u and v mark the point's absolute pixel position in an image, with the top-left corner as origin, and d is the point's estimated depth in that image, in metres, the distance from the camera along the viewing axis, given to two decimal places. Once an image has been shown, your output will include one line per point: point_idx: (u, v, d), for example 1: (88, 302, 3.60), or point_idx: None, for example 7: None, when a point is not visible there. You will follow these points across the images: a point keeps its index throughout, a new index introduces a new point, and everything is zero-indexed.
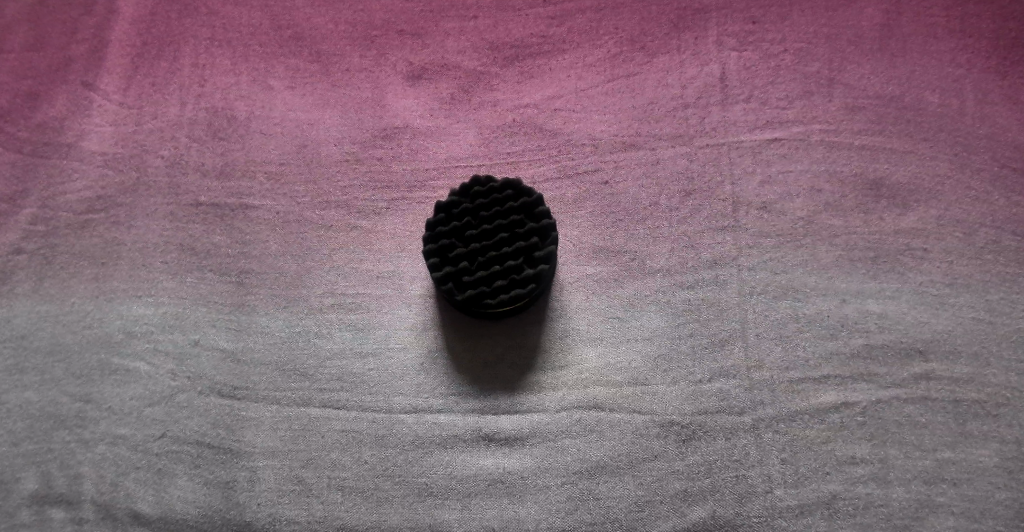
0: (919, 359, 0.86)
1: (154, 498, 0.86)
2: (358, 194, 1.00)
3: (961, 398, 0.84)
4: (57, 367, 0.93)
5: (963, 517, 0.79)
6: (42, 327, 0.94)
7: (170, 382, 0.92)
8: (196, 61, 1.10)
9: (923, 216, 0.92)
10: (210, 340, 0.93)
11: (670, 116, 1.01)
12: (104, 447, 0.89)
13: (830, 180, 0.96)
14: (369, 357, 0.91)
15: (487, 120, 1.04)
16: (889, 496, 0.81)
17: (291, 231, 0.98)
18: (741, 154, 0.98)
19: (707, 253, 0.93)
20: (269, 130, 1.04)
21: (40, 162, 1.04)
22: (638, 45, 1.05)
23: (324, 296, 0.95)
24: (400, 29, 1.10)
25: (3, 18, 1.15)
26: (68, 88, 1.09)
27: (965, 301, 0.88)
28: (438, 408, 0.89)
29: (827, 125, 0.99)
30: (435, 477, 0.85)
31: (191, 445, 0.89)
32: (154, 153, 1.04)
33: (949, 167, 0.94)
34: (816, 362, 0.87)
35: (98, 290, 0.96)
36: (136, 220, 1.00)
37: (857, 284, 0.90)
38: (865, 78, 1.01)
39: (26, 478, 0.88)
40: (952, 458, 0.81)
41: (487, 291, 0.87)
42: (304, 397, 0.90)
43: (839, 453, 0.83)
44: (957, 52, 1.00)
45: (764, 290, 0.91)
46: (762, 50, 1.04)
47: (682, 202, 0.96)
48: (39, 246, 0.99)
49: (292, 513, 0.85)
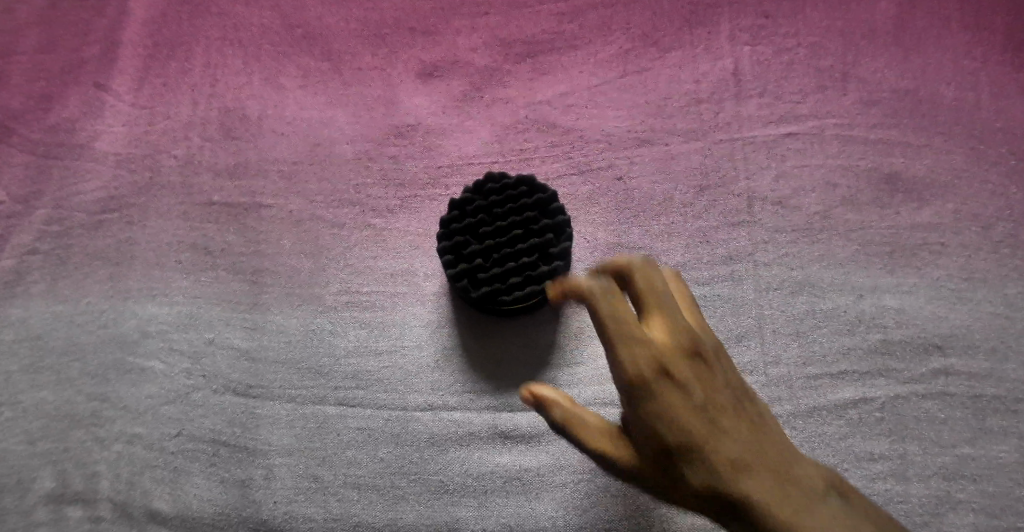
0: (938, 354, 0.86)
1: (170, 496, 0.87)
2: (372, 192, 1.00)
3: (980, 393, 0.84)
4: (73, 366, 0.93)
5: (983, 514, 0.79)
6: (58, 327, 0.95)
7: (185, 380, 0.92)
8: (208, 62, 1.10)
9: (940, 210, 0.92)
10: (225, 338, 0.93)
11: (683, 112, 1.00)
12: (120, 445, 0.89)
13: (844, 175, 0.96)
14: (385, 355, 0.91)
15: (499, 117, 1.03)
16: (908, 492, 0.80)
17: (304, 230, 0.99)
18: (755, 149, 0.97)
19: (722, 248, 0.93)
20: (282, 129, 1.04)
21: (54, 163, 1.04)
22: (651, 40, 1.05)
23: (339, 294, 0.95)
24: (411, 27, 1.10)
25: (15, 20, 1.15)
26: (82, 89, 1.09)
27: (982, 296, 0.88)
28: (453, 405, 0.89)
29: (842, 119, 0.98)
30: (451, 474, 0.85)
31: (207, 444, 0.89)
32: (167, 153, 1.04)
33: (965, 160, 0.94)
34: (834, 358, 0.87)
35: (113, 290, 0.96)
36: (150, 220, 1.00)
37: (873, 279, 0.90)
38: (879, 72, 1.00)
39: (42, 477, 0.88)
40: (971, 454, 0.81)
41: (501, 288, 0.87)
42: (320, 395, 0.90)
43: (858, 449, 0.82)
44: (971, 45, 1.00)
45: (780, 285, 0.90)
46: (774, 45, 1.03)
47: (697, 198, 0.96)
48: (54, 246, 0.99)
49: (308, 511, 0.85)
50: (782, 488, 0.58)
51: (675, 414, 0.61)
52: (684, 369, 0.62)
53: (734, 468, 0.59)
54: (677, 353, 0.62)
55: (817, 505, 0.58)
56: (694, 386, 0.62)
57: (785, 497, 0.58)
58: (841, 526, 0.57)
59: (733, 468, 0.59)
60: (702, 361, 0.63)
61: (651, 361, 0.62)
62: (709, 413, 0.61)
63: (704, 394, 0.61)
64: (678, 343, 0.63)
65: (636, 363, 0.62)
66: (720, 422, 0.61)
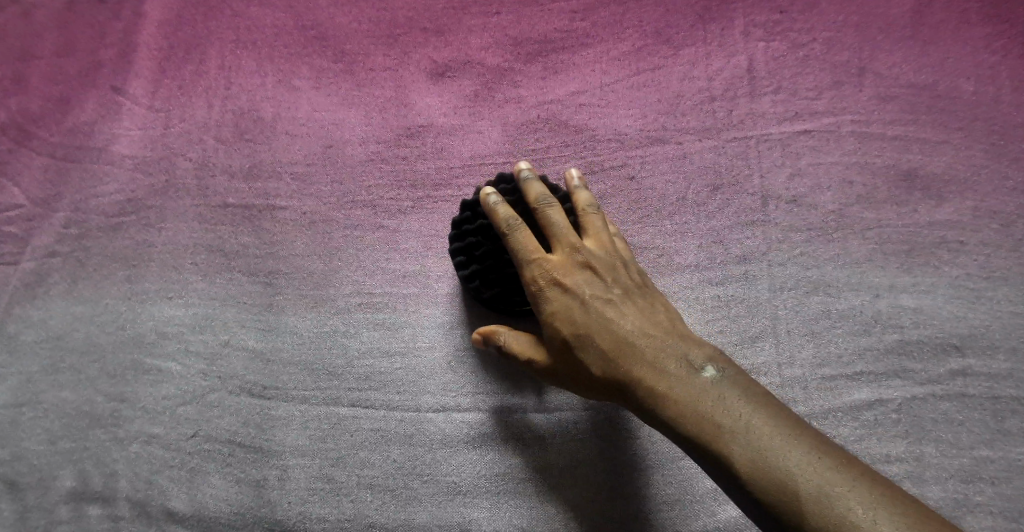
0: (956, 355, 0.86)
1: (188, 496, 0.88)
2: (385, 193, 1.00)
3: (998, 394, 0.84)
4: (92, 368, 0.94)
5: (1001, 517, 0.79)
6: (77, 329, 0.96)
7: (202, 381, 0.93)
8: (221, 63, 1.10)
9: (960, 207, 0.92)
10: (240, 340, 0.94)
11: (697, 109, 0.99)
12: (138, 445, 0.91)
13: (862, 172, 0.94)
14: (397, 356, 0.92)
15: (511, 117, 1.03)
16: (925, 494, 0.80)
17: (318, 231, 0.99)
18: (770, 147, 0.96)
19: (736, 247, 0.92)
20: (295, 130, 1.05)
21: (72, 166, 1.05)
22: (664, 37, 1.04)
23: (351, 295, 0.95)
24: (422, 26, 1.10)
25: (30, 23, 1.16)
26: (98, 92, 1.10)
27: (1002, 295, 0.88)
28: (466, 407, 0.89)
29: (859, 116, 0.97)
30: (463, 476, 0.86)
31: (223, 444, 0.90)
32: (182, 155, 1.05)
33: (984, 157, 0.93)
34: (850, 359, 0.86)
35: (130, 292, 0.98)
36: (166, 222, 1.01)
37: (890, 278, 0.89)
38: (897, 66, 0.98)
39: (64, 476, 0.90)
40: (989, 456, 0.81)
41: (513, 290, 0.88)
42: (333, 396, 0.91)
43: (874, 451, 0.82)
44: (992, 38, 0.98)
45: (796, 286, 0.90)
46: (789, 41, 1.02)
47: (710, 197, 0.95)
48: (72, 248, 1.00)
49: (323, 511, 0.86)
50: (655, 362, 0.74)
51: (568, 314, 0.78)
52: (578, 278, 0.79)
53: (618, 351, 0.75)
54: (568, 266, 0.79)
55: (685, 374, 0.73)
56: (582, 289, 0.79)
57: (659, 372, 0.74)
58: (702, 388, 0.72)
59: (613, 350, 0.76)
60: (590, 271, 0.80)
61: (547, 274, 0.79)
62: (595, 308, 0.78)
63: (591, 293, 0.78)
64: (569, 258, 0.80)
65: (535, 277, 0.80)
66: (609, 316, 0.77)
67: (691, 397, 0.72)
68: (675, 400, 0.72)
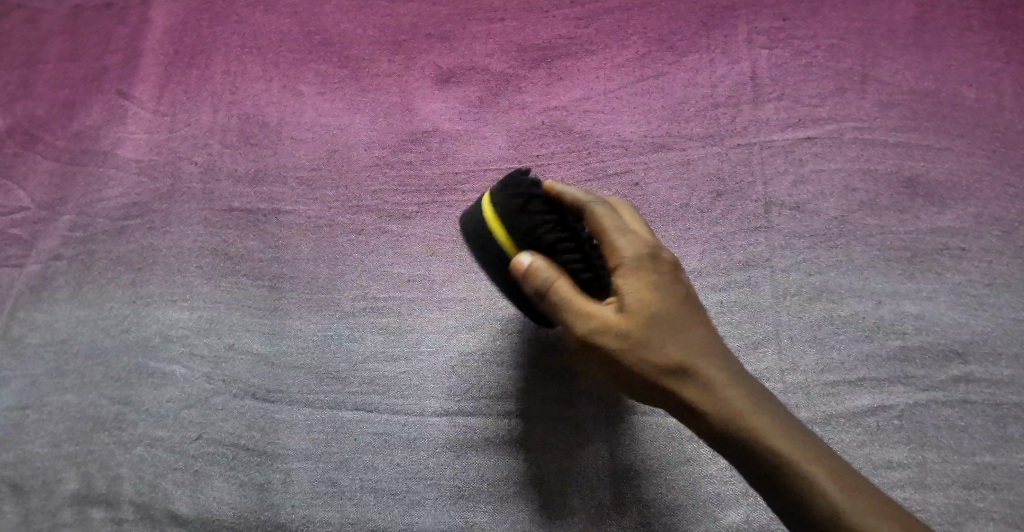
0: (958, 361, 0.86)
1: (191, 499, 0.88)
2: (389, 198, 1.01)
3: (1000, 400, 0.84)
4: (96, 371, 0.95)
5: (1003, 523, 0.79)
6: (83, 332, 0.97)
7: (205, 384, 0.93)
8: (227, 68, 1.10)
9: (962, 214, 0.92)
10: (244, 343, 0.95)
11: (700, 116, 1.00)
12: (142, 448, 0.91)
13: (864, 179, 0.95)
14: (401, 360, 0.92)
15: (515, 123, 1.03)
16: (927, 501, 0.80)
17: (323, 236, 0.99)
18: (773, 153, 0.97)
19: (739, 253, 0.92)
20: (301, 135, 1.05)
21: (78, 170, 1.06)
22: (667, 44, 1.04)
23: (355, 299, 0.96)
24: (428, 32, 1.10)
25: (38, 29, 1.17)
26: (104, 96, 1.10)
27: (1005, 301, 0.88)
28: (469, 411, 0.89)
29: (861, 123, 0.97)
30: (467, 480, 0.86)
31: (226, 447, 0.90)
32: (187, 159, 1.05)
33: (987, 164, 0.94)
34: (852, 365, 0.86)
35: (135, 295, 0.98)
36: (171, 226, 1.01)
37: (893, 285, 0.90)
38: (899, 74, 0.99)
39: (68, 479, 0.90)
40: (992, 462, 0.82)
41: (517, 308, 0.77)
42: (337, 399, 0.91)
43: (876, 457, 0.83)
44: (994, 45, 0.99)
45: (798, 291, 0.90)
46: (792, 47, 1.02)
47: (713, 204, 0.95)
48: (78, 252, 1.01)
49: (326, 514, 0.86)
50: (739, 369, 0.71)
51: (659, 292, 0.73)
52: (674, 270, 0.75)
53: (705, 346, 0.71)
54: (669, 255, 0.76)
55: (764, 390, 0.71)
56: (678, 280, 0.75)
57: (744, 376, 0.70)
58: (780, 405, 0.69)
59: (701, 342, 0.71)
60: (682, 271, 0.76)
61: (648, 249, 0.75)
62: (688, 302, 0.74)
63: (685, 288, 0.75)
64: (667, 252, 0.77)
65: (632, 247, 0.75)
66: (696, 315, 0.73)
67: (772, 406, 0.69)
68: (761, 403, 0.68)
